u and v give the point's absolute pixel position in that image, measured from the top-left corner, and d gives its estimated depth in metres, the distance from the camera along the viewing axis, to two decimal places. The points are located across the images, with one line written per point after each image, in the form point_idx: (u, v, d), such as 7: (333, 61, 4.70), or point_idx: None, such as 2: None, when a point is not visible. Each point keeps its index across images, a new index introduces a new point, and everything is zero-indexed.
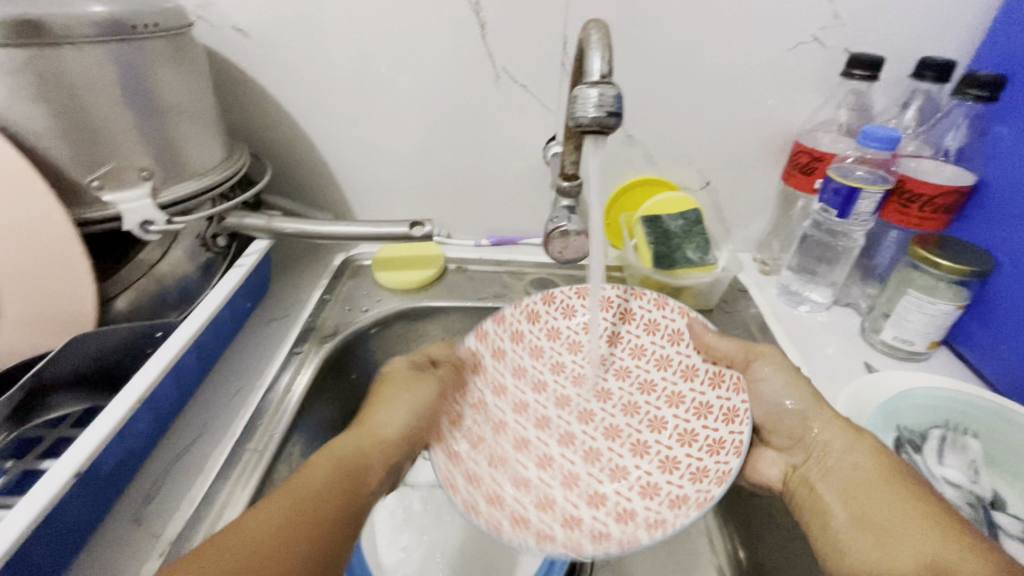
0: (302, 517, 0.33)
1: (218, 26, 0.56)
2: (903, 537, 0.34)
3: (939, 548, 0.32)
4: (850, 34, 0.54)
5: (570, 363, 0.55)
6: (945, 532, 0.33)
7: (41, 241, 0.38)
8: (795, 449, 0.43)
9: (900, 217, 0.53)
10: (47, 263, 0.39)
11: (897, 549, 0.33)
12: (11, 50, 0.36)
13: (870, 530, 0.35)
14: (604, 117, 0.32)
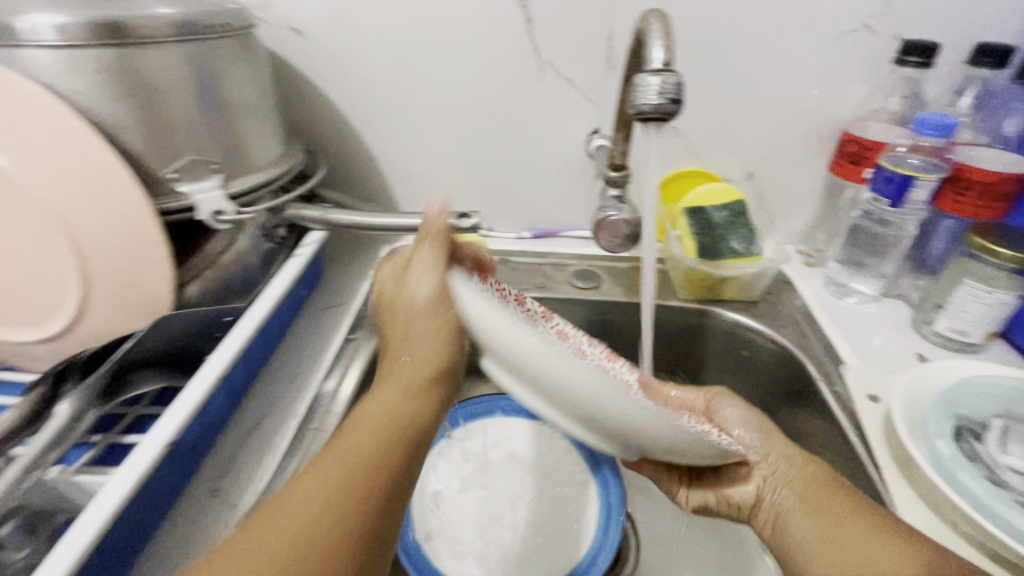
0: (329, 519, 0.27)
1: (276, 26, 0.58)
2: (858, 538, 0.34)
3: (896, 551, 0.33)
4: (902, 21, 0.53)
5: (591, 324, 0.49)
6: (902, 537, 0.33)
7: (126, 229, 0.41)
8: (756, 464, 0.44)
9: (955, 206, 0.52)
10: (131, 251, 0.42)
11: (856, 552, 0.34)
12: (101, 51, 0.39)
13: (829, 538, 0.36)
14: (664, 104, 0.33)
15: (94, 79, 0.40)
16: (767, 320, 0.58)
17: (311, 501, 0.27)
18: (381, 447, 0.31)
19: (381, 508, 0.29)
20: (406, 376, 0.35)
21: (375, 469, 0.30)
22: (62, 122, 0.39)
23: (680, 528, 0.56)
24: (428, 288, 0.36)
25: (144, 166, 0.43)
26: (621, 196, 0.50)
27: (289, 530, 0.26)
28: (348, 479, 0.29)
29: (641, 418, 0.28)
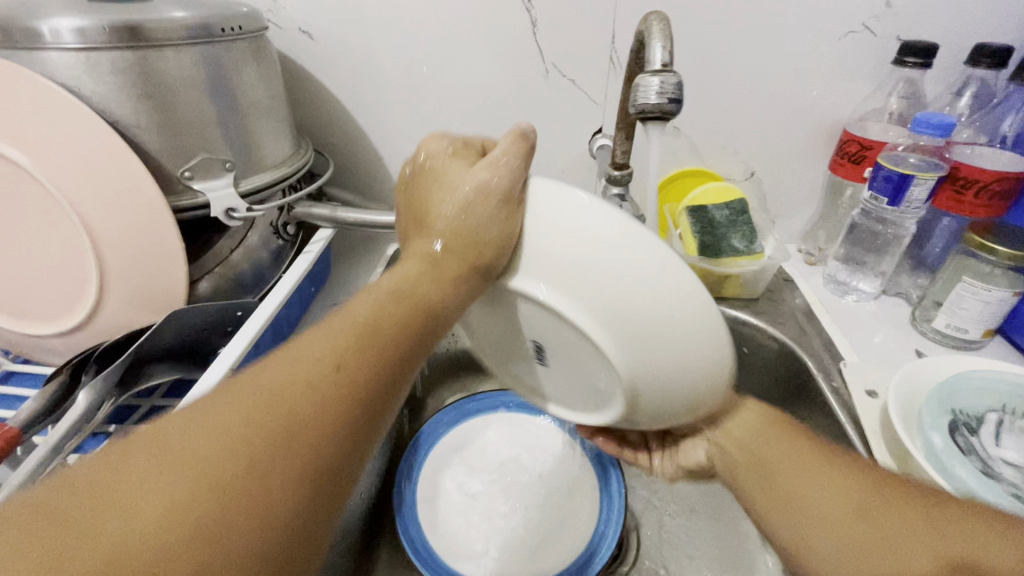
0: (287, 410, 0.25)
1: (285, 28, 0.59)
2: (816, 484, 0.32)
3: (850, 489, 0.31)
4: (902, 22, 0.54)
5: None
6: (854, 476, 0.31)
7: (142, 225, 0.42)
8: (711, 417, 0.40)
9: (953, 203, 0.53)
10: (147, 246, 0.43)
11: (814, 499, 0.31)
12: (119, 53, 0.40)
13: (786, 494, 0.33)
14: (664, 103, 0.34)
15: (113, 81, 0.41)
16: (768, 317, 0.59)
17: (282, 387, 0.26)
18: (371, 347, 0.29)
19: (349, 422, 0.27)
20: (428, 257, 0.32)
21: (360, 368, 0.28)
22: (83, 121, 0.41)
23: (681, 522, 0.57)
24: (499, 182, 0.30)
25: (159, 166, 0.45)
26: (623, 194, 0.50)
27: (259, 401, 0.25)
28: (325, 373, 0.27)
29: (691, 360, 0.29)
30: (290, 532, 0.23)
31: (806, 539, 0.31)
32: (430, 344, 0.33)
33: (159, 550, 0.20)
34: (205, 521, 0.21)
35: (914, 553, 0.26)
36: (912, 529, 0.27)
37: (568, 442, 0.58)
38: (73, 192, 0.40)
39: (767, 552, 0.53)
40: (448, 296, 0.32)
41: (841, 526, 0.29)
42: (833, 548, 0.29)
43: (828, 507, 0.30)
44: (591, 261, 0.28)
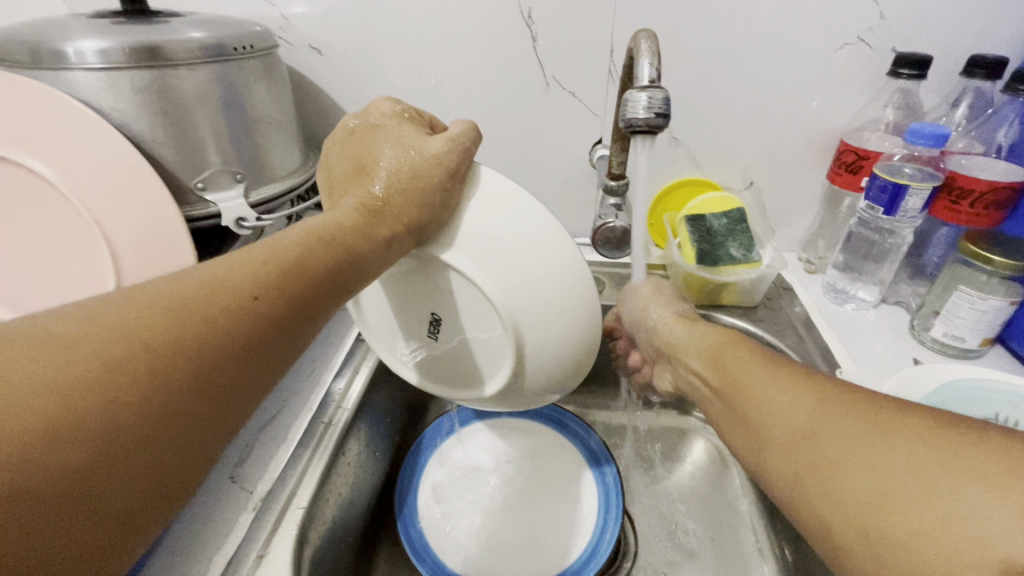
0: (185, 314, 0.27)
1: (295, 44, 0.62)
2: (781, 403, 0.32)
3: (816, 406, 0.30)
4: (897, 35, 0.55)
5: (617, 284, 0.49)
6: (827, 394, 0.31)
7: (158, 235, 0.45)
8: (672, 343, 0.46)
9: (950, 214, 0.53)
10: (160, 255, 0.45)
11: (776, 416, 0.32)
12: (139, 72, 0.43)
13: (752, 412, 0.34)
14: (652, 117, 0.35)
15: (132, 99, 0.43)
16: (766, 325, 0.60)
17: (190, 306, 0.27)
18: (298, 278, 0.30)
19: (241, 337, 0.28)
20: (363, 208, 0.34)
21: (278, 296, 0.29)
22: (103, 135, 0.43)
23: (678, 528, 0.57)
24: (450, 156, 0.35)
25: (174, 178, 0.47)
26: (620, 203, 0.52)
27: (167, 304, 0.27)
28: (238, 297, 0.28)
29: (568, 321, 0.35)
30: (177, 439, 0.26)
31: (765, 458, 0.32)
32: (354, 287, 0.34)
33: (45, 442, 0.22)
34: (88, 398, 0.23)
35: (852, 475, 0.26)
36: (862, 444, 0.27)
37: (565, 446, 0.59)
38: (95, 202, 0.43)
39: (765, 562, 0.53)
40: (376, 248, 0.34)
41: (798, 439, 0.30)
42: (782, 460, 0.30)
43: (792, 423, 0.31)
44: (513, 237, 0.34)
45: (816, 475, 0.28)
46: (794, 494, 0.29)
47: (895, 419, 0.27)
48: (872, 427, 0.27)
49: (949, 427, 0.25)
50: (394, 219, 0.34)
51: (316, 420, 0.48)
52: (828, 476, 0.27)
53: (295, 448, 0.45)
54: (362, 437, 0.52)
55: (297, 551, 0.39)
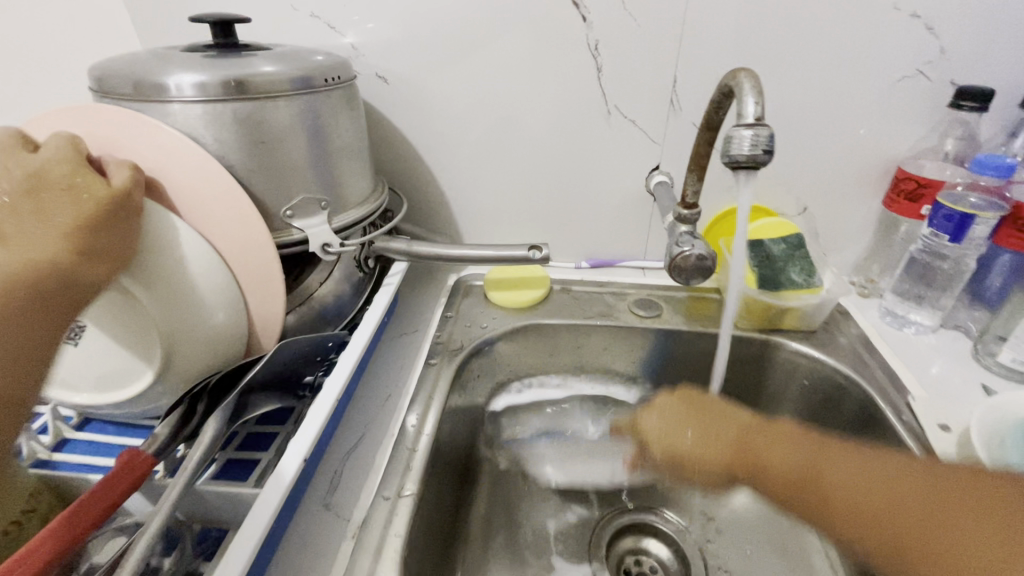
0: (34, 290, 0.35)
1: (364, 74, 0.63)
2: (852, 488, 0.38)
3: (807, 451, 0.43)
4: (956, 67, 0.56)
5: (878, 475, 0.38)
6: (890, 478, 0.38)
7: (246, 250, 0.45)
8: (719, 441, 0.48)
9: (1014, 242, 0.54)
10: (254, 266, 0.46)
11: (851, 502, 0.38)
12: (240, 105, 0.44)
13: (829, 504, 0.39)
14: (757, 154, 0.36)
15: (232, 130, 0.45)
16: (828, 348, 0.60)
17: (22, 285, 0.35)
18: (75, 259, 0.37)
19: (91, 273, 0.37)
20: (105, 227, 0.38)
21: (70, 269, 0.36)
22: (254, 240, 0.45)
23: (747, 557, 0.57)
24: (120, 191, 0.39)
25: (265, 206, 0.48)
26: (692, 231, 0.53)
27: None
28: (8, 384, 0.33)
29: None
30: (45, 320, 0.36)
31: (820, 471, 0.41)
32: (112, 262, 0.38)
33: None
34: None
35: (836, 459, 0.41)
36: (982, 522, 0.32)
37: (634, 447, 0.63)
38: (242, 270, 0.46)
39: None
40: (115, 239, 0.38)
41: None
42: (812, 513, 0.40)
43: (867, 509, 0.37)
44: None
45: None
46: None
47: (948, 489, 0.35)
48: (971, 505, 0.33)
49: (988, 481, 0.34)
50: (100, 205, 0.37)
51: (401, 445, 0.48)
52: (857, 516, 0.37)
53: (384, 473, 0.46)
54: (439, 463, 0.52)
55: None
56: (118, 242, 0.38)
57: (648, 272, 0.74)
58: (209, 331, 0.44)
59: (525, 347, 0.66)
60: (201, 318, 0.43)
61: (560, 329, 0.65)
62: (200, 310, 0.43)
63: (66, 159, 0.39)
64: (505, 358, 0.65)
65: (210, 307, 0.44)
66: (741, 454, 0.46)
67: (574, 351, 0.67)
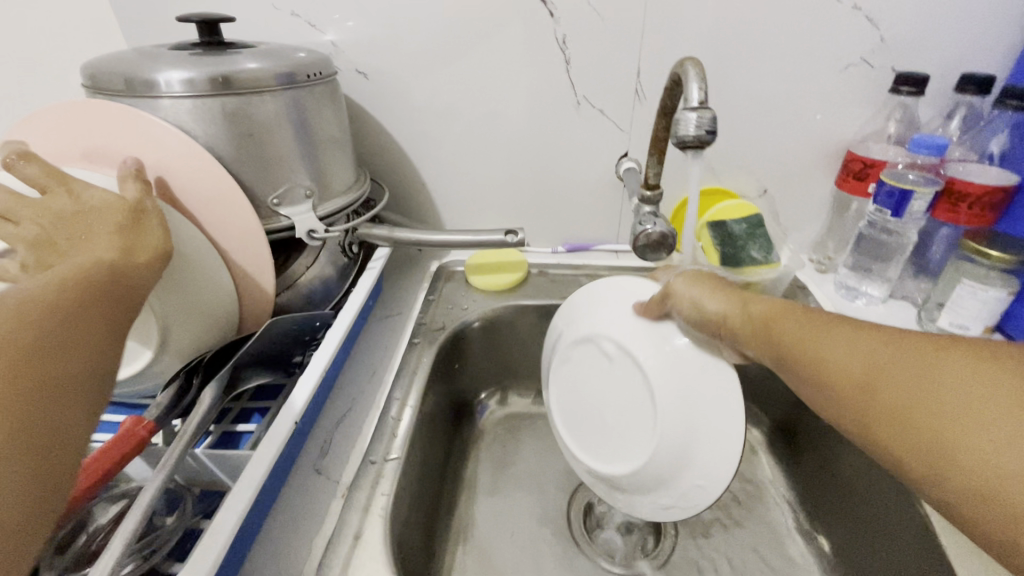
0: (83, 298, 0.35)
1: (345, 70, 0.66)
2: (839, 351, 0.34)
3: (813, 324, 0.37)
4: (896, 55, 0.61)
5: (883, 349, 0.32)
6: (878, 338, 0.33)
7: (237, 235, 0.49)
8: (739, 313, 0.41)
9: (950, 214, 0.59)
10: (245, 250, 0.49)
11: (835, 364, 0.34)
12: (226, 99, 0.47)
13: (811, 367, 0.35)
14: (702, 134, 0.40)
15: (220, 122, 0.48)
16: None
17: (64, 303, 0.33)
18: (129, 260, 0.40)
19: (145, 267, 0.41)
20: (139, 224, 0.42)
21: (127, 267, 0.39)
22: (245, 226, 0.49)
23: (714, 515, 0.61)
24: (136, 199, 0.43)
25: (253, 194, 0.51)
26: (654, 211, 0.56)
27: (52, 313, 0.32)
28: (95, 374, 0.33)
29: None
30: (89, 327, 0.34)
31: (821, 345, 0.35)
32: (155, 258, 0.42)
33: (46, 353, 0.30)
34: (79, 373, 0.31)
35: (843, 334, 0.35)
36: (993, 395, 0.27)
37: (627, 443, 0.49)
38: (234, 254, 0.49)
39: (794, 541, 0.58)
40: (150, 237, 0.42)
41: (930, 453, 0.28)
42: (798, 371, 0.36)
43: (850, 371, 0.33)
44: None
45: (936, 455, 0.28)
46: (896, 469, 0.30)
47: (949, 356, 0.30)
48: (975, 375, 0.28)
49: (1005, 357, 0.28)
50: (127, 209, 0.42)
51: (386, 416, 0.51)
52: (848, 385, 0.33)
53: (371, 441, 0.49)
54: (423, 433, 0.55)
55: (388, 528, 0.42)
56: (154, 239, 0.42)
57: (621, 255, 0.78)
58: (203, 309, 0.48)
59: (505, 327, 0.70)
60: (195, 297, 0.47)
61: (537, 309, 0.69)
62: (195, 290, 0.47)
63: (76, 186, 0.42)
64: (486, 337, 0.69)
65: (205, 287, 0.48)
66: (762, 322, 0.40)
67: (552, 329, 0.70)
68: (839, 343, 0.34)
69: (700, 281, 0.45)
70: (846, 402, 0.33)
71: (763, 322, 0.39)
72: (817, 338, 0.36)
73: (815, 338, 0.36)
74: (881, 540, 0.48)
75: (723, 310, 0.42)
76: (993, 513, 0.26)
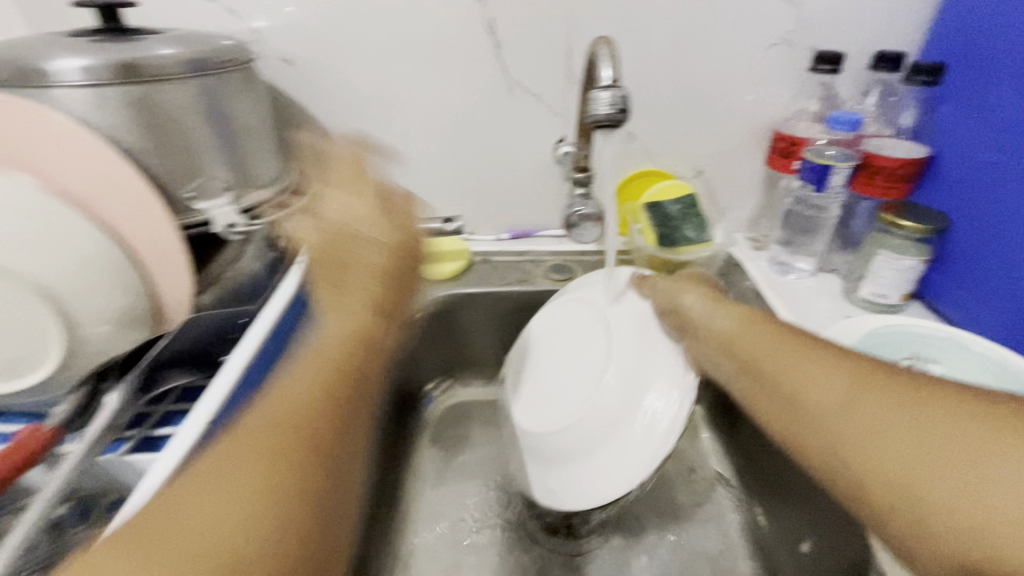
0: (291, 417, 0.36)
1: (269, 57, 0.64)
2: (818, 382, 0.40)
3: (800, 357, 0.43)
4: (814, 35, 0.62)
5: (873, 391, 0.38)
6: (867, 378, 0.39)
7: (145, 228, 0.46)
8: (724, 326, 0.48)
9: (867, 187, 0.61)
10: (153, 244, 0.47)
11: (815, 394, 0.40)
12: (125, 88, 0.45)
13: (793, 393, 0.41)
14: (615, 113, 0.40)
15: (121, 112, 0.45)
16: None
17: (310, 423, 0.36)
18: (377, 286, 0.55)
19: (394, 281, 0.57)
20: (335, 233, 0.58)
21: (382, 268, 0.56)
22: (149, 219, 0.46)
23: (656, 489, 0.63)
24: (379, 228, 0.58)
25: (163, 186, 0.48)
26: (587, 193, 0.57)
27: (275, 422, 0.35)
28: (294, 483, 0.33)
29: None
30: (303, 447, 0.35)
31: (811, 382, 0.41)
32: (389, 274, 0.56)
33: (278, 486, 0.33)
34: (286, 498, 0.33)
35: (832, 373, 0.40)
36: (972, 439, 0.32)
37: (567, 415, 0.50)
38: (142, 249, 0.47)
39: (731, 510, 0.60)
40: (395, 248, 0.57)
41: (902, 489, 0.33)
42: (782, 401, 0.42)
43: (830, 397, 0.39)
44: None
45: (913, 494, 0.33)
46: (863, 501, 0.36)
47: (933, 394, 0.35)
48: (967, 425, 0.33)
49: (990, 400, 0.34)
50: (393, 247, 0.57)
51: None
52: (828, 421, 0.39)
53: None
54: None
55: None
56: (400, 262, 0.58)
57: (564, 240, 0.78)
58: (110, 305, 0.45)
59: (449, 317, 0.69)
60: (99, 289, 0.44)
61: (479, 296, 0.69)
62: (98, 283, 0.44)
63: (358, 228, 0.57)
64: (430, 327, 0.68)
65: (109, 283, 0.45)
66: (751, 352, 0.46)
67: (495, 316, 0.70)
68: (826, 382, 0.40)
69: (688, 279, 0.53)
70: (826, 436, 0.39)
71: (741, 328, 0.47)
72: (801, 368, 0.42)
73: (807, 373, 0.41)
74: (802, 501, 0.51)
75: (705, 315, 0.49)
76: (966, 539, 0.30)
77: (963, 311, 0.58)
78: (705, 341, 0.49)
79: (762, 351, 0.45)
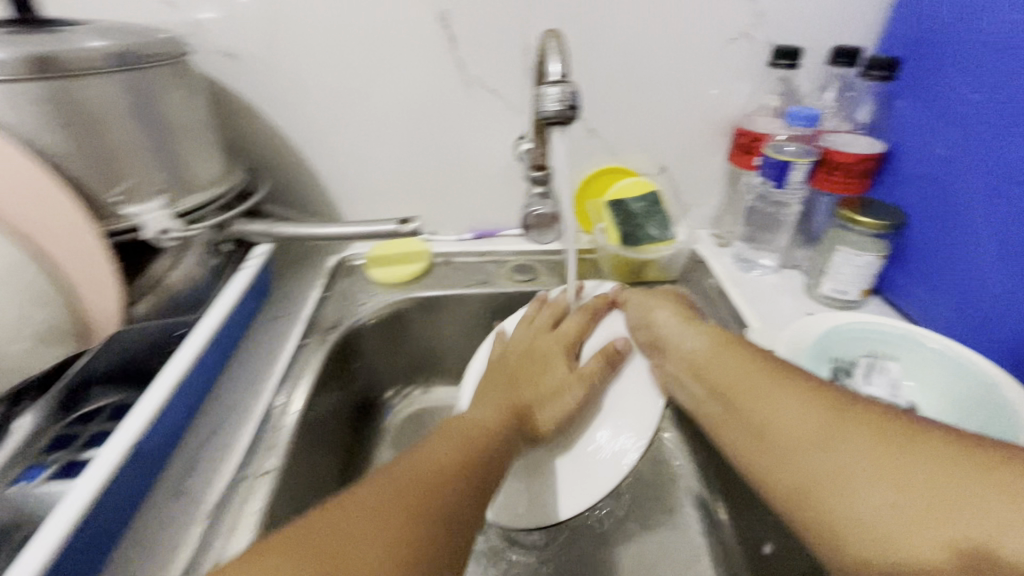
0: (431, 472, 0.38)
1: (209, 51, 0.60)
2: (788, 414, 0.38)
3: (767, 382, 0.40)
4: (773, 30, 0.62)
5: (845, 421, 0.35)
6: (837, 408, 0.36)
7: (62, 234, 0.43)
8: (692, 348, 0.47)
9: (830, 183, 0.60)
10: (74, 251, 0.44)
11: (784, 426, 0.37)
12: (38, 84, 0.41)
13: (761, 424, 0.39)
14: (565, 109, 0.39)
15: (34, 110, 0.41)
16: None
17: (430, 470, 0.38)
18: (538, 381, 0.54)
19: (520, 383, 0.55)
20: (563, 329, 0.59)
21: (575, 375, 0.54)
22: (67, 225, 0.43)
23: (621, 493, 0.62)
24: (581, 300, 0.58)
25: (87, 189, 0.45)
26: (545, 192, 0.55)
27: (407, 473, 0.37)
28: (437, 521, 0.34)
29: None
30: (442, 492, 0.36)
31: (778, 411, 0.38)
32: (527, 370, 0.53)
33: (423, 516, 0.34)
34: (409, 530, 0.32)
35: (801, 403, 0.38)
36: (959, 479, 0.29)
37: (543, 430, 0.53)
38: (64, 258, 0.44)
39: (695, 511, 0.60)
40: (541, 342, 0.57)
41: (875, 537, 0.31)
42: (750, 434, 0.40)
43: (798, 431, 0.37)
44: None
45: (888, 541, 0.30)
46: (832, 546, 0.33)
47: (913, 432, 0.33)
48: (952, 462, 0.30)
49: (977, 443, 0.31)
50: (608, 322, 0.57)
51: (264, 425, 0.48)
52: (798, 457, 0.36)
53: (245, 454, 0.45)
54: (313, 439, 0.52)
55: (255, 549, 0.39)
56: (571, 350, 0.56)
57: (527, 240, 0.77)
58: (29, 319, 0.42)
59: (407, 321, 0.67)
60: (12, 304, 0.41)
61: (439, 299, 0.67)
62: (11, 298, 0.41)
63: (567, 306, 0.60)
64: (388, 333, 0.66)
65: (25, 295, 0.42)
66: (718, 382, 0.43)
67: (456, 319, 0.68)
68: (794, 411, 0.38)
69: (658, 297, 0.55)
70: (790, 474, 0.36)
71: (708, 349, 0.46)
72: (768, 395, 0.40)
73: (774, 405, 0.39)
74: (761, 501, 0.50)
75: (676, 337, 0.49)
76: None
77: (920, 303, 0.59)
78: (674, 361, 0.48)
79: (728, 376, 0.43)
